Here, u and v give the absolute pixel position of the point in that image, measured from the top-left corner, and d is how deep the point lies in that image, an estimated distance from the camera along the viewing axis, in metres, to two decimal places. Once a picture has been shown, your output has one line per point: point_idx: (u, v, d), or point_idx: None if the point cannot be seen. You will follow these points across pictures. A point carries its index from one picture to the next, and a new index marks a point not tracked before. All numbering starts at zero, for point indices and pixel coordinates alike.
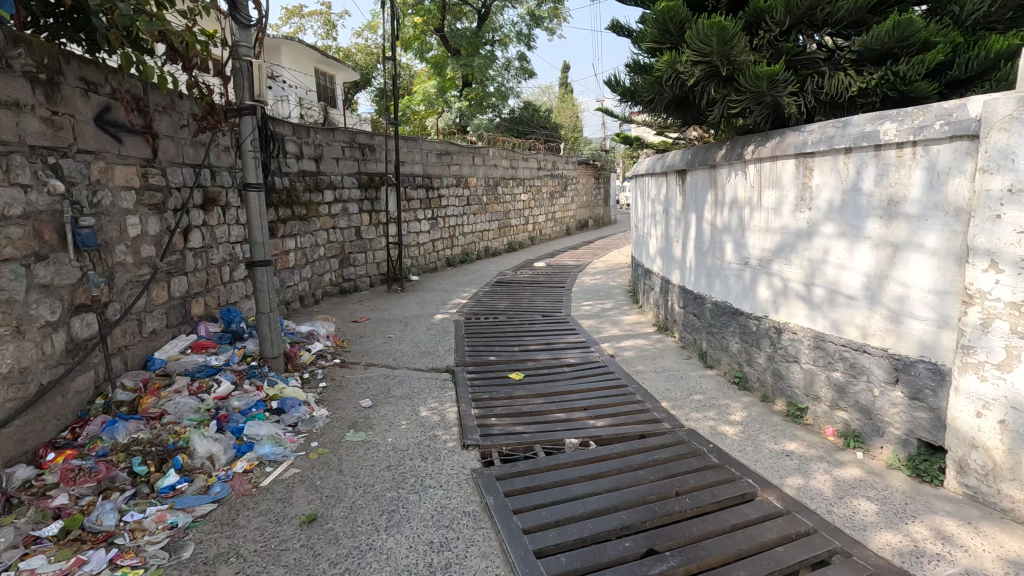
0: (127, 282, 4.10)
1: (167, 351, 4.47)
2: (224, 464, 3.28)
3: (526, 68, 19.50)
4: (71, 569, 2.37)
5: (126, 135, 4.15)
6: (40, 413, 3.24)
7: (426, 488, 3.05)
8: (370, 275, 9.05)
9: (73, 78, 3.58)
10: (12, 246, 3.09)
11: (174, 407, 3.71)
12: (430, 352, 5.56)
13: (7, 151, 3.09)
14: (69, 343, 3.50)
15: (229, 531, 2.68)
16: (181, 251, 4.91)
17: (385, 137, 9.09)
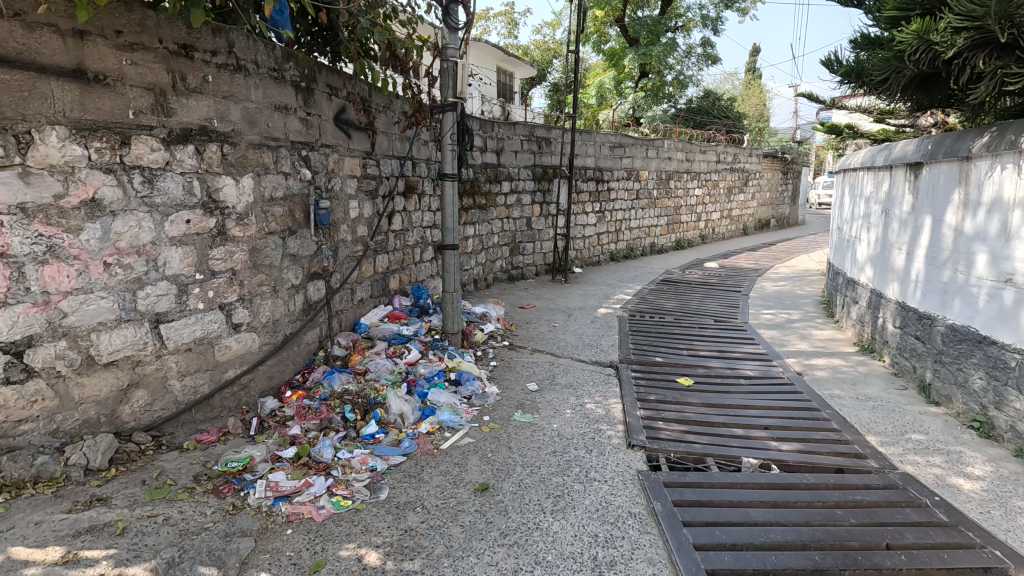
0: (347, 257, 4.84)
1: (371, 318, 5.18)
2: (412, 423, 3.69)
3: (710, 53, 18.13)
4: (302, 487, 2.88)
5: (354, 132, 4.87)
6: (283, 357, 4.02)
7: (591, 480, 3.05)
8: (537, 264, 9.36)
9: (323, 85, 4.31)
10: (275, 221, 3.86)
11: (375, 366, 4.28)
12: (594, 345, 5.55)
13: (277, 146, 3.84)
14: (306, 304, 4.25)
15: (416, 483, 3.01)
16: (386, 232, 5.63)
17: (562, 130, 9.27)
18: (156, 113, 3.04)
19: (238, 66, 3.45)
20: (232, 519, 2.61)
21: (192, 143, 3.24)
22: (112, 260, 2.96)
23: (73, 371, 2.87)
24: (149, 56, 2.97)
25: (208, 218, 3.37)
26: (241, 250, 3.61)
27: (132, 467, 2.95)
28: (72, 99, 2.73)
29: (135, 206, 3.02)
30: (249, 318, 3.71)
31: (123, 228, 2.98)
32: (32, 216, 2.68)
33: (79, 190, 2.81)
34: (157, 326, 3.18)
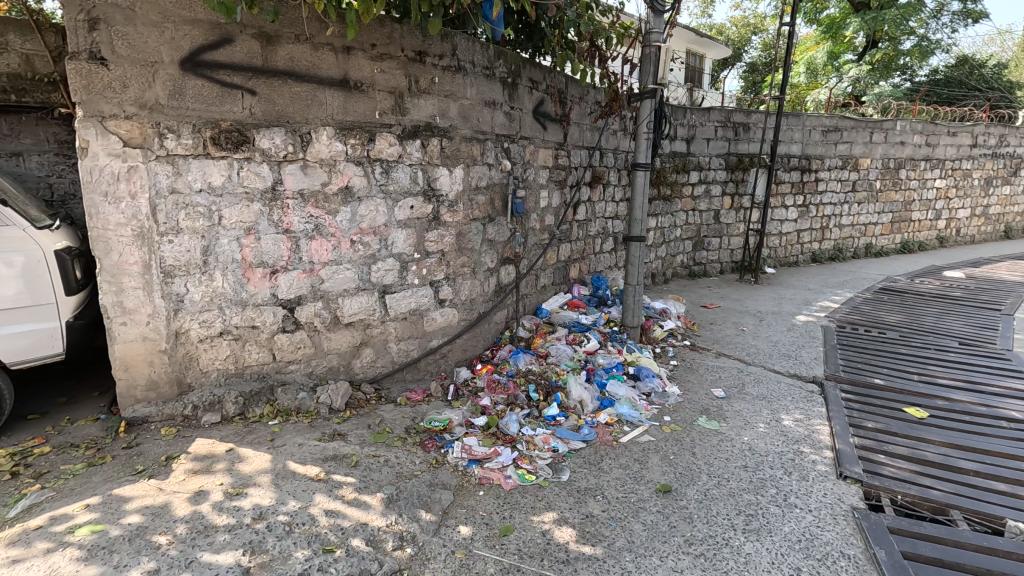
0: (535, 244, 5.05)
1: (552, 304, 5.34)
2: (591, 412, 3.72)
3: (971, 9, 14.45)
4: (491, 455, 3.12)
5: (551, 123, 5.03)
6: (476, 333, 4.39)
7: (791, 505, 2.72)
8: (721, 261, 8.64)
9: (526, 79, 4.54)
10: (478, 209, 4.20)
11: (556, 351, 4.41)
12: (792, 356, 4.93)
13: (485, 139, 4.15)
14: (497, 286, 4.56)
15: (596, 471, 3.04)
16: (571, 222, 5.73)
17: (764, 114, 8.35)
18: (395, 112, 3.54)
19: (459, 67, 3.82)
20: (436, 471, 2.94)
21: (420, 138, 3.68)
22: (357, 238, 3.55)
23: (324, 326, 3.55)
24: (393, 64, 3.46)
25: (427, 205, 3.81)
26: (450, 233, 4.01)
27: (361, 412, 3.51)
28: (339, 104, 3.32)
29: (375, 193, 3.56)
30: (452, 295, 4.12)
31: (366, 212, 3.54)
32: (307, 200, 3.34)
33: (338, 179, 3.41)
34: (383, 297, 3.74)
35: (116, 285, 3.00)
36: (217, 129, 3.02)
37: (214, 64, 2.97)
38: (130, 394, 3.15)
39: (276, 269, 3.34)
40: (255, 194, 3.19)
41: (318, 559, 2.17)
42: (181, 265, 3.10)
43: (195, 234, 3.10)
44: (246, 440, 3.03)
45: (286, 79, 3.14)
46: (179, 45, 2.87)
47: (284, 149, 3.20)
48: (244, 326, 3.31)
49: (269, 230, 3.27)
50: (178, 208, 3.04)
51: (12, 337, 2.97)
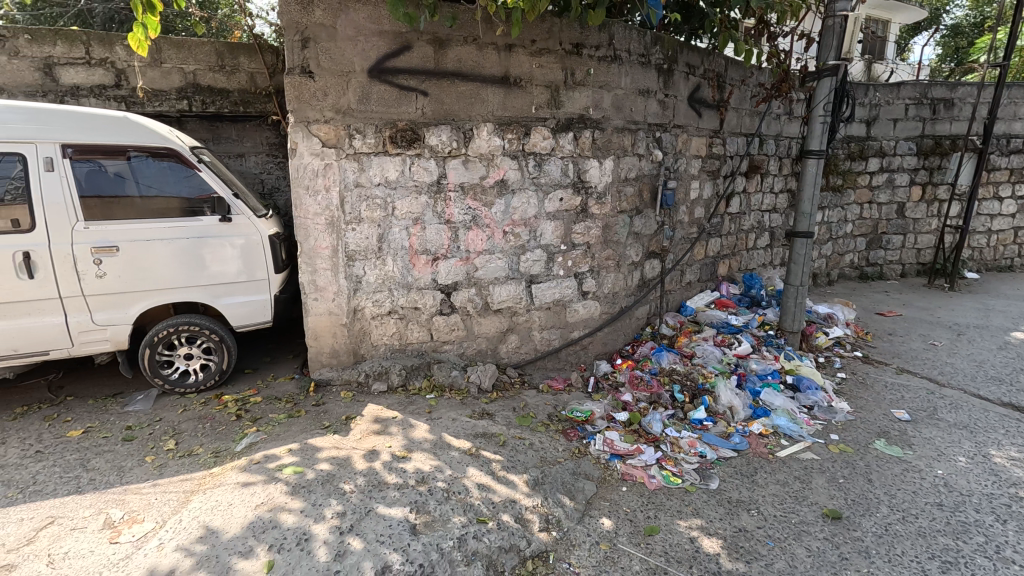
0: (683, 238, 4.81)
1: (697, 302, 5.05)
2: (742, 420, 3.46)
3: None
4: (634, 452, 3.07)
5: (707, 110, 4.72)
6: (618, 327, 4.32)
7: (1005, 560, 2.27)
8: (904, 263, 7.41)
9: (683, 64, 4.30)
10: (626, 201, 4.11)
11: (702, 352, 4.16)
12: (1005, 381, 4.06)
13: (636, 129, 4.03)
14: (641, 281, 4.43)
15: (750, 484, 2.83)
16: (722, 215, 5.34)
17: (975, 86, 6.91)
18: (550, 106, 3.61)
19: (615, 57, 3.76)
20: (578, 461, 2.98)
21: (572, 130, 3.71)
22: (509, 229, 3.71)
23: (475, 312, 3.78)
24: (551, 58, 3.54)
25: (576, 197, 3.84)
26: (597, 226, 3.99)
27: (506, 395, 3.69)
28: (498, 101, 3.48)
29: (528, 185, 3.68)
30: (596, 288, 4.11)
31: (518, 204, 3.68)
32: (466, 192, 3.57)
33: (494, 172, 3.58)
34: (530, 286, 3.86)
35: (312, 266, 3.51)
36: (395, 129, 3.36)
37: (395, 70, 3.29)
38: (318, 360, 3.69)
39: (437, 257, 3.63)
40: (423, 187, 3.50)
41: (473, 527, 2.33)
42: (361, 250, 3.53)
43: (373, 223, 3.50)
44: (408, 410, 3.36)
45: (453, 80, 3.38)
46: (368, 55, 3.24)
47: (449, 145, 3.45)
48: (407, 307, 3.67)
49: (433, 221, 3.57)
50: (361, 201, 3.45)
51: (237, 304, 3.68)
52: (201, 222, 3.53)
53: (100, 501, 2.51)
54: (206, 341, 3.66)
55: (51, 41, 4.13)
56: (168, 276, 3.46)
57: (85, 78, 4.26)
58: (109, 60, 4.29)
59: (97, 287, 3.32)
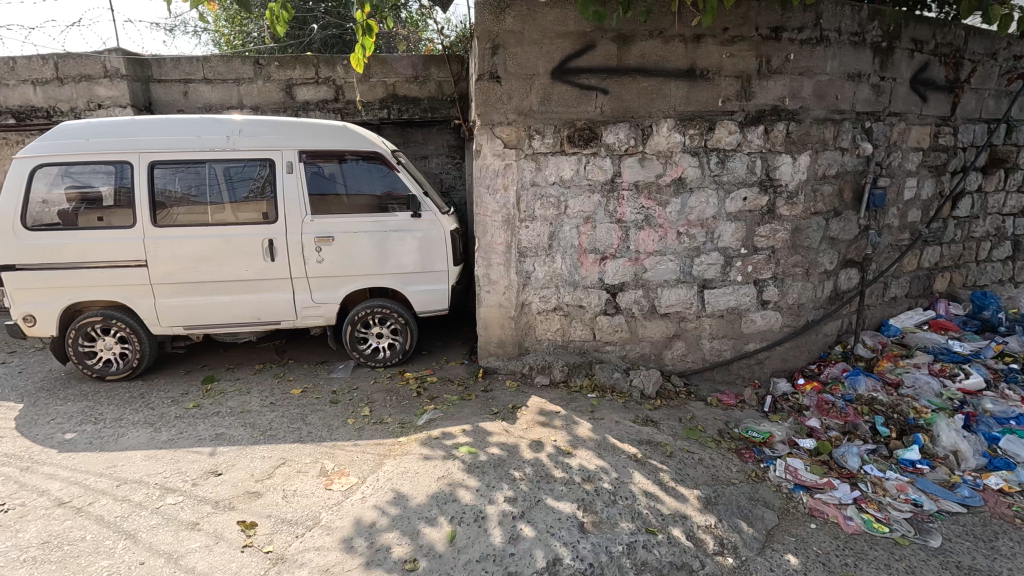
0: (892, 245, 4.09)
1: (904, 321, 4.25)
2: (972, 470, 2.84)
3: None
4: (824, 486, 2.70)
5: (935, 93, 3.93)
6: (801, 343, 3.85)
7: None
8: None
9: (907, 40, 3.65)
10: (823, 201, 3.62)
11: (913, 381, 3.50)
12: None
13: (841, 119, 3.52)
14: (833, 293, 3.87)
15: (988, 550, 2.33)
16: (946, 219, 4.40)
17: None
18: (739, 98, 3.36)
19: (821, 38, 3.35)
20: (756, 486, 2.71)
21: (763, 123, 3.40)
22: (683, 229, 3.53)
23: (641, 314, 3.68)
24: (745, 46, 3.29)
25: (762, 196, 3.50)
26: (786, 228, 3.59)
27: (670, 403, 3.53)
28: (681, 95, 3.34)
29: (708, 183, 3.46)
30: (778, 297, 3.71)
31: (695, 204, 3.49)
32: (640, 191, 3.48)
33: (673, 170, 3.44)
34: (702, 291, 3.64)
35: (487, 260, 3.70)
36: (573, 128, 3.41)
37: (577, 70, 3.34)
38: (486, 348, 3.90)
39: (606, 256, 3.61)
40: (597, 186, 3.50)
41: (642, 536, 2.27)
42: (532, 247, 3.64)
43: (546, 221, 3.59)
44: (571, 407, 3.40)
45: (635, 76, 3.32)
46: (552, 57, 3.33)
47: (626, 143, 3.39)
48: (573, 305, 3.71)
49: (604, 220, 3.55)
50: (536, 199, 3.56)
51: (421, 292, 4.08)
52: (398, 217, 3.98)
53: (317, 452, 2.97)
54: (394, 323, 4.12)
55: (291, 66, 4.99)
56: (369, 263, 3.97)
57: (313, 95, 5.08)
58: (331, 78, 5.06)
59: (317, 271, 3.94)
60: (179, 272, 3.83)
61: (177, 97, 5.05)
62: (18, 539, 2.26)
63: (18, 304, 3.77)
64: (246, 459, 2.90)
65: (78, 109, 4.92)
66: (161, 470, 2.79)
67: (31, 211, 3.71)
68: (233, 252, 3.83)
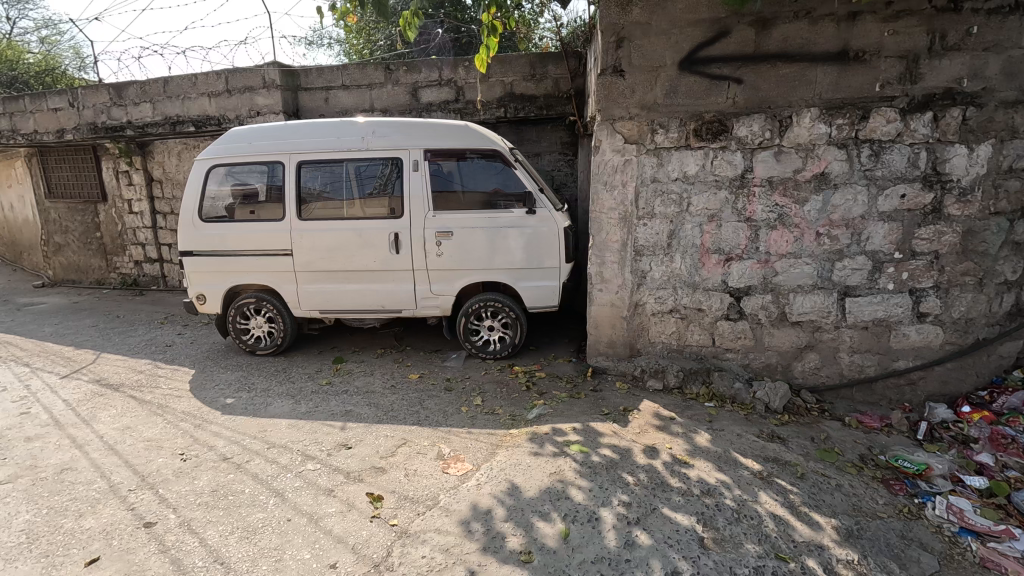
0: None
1: None
2: None
3: None
4: (1000, 534, 2.30)
5: None
6: (967, 364, 3.28)
7: None
8: None
9: None
10: (1007, 199, 3.05)
11: None
12: None
13: None
14: (1013, 308, 3.21)
15: None
16: None
17: None
18: (903, 82, 2.96)
19: (1015, 6, 2.83)
20: (909, 524, 2.38)
21: (932, 109, 2.96)
22: (824, 230, 3.21)
23: (769, 321, 3.41)
24: (913, 21, 2.89)
25: (925, 194, 3.05)
26: (955, 231, 3.09)
27: (801, 420, 3.21)
28: (830, 81, 3.03)
29: (857, 179, 3.11)
30: (940, 310, 3.21)
31: (840, 201, 3.15)
32: (775, 188, 3.23)
33: (815, 164, 3.14)
34: (843, 298, 3.27)
35: (601, 258, 3.62)
36: (700, 121, 3.24)
37: (708, 59, 3.15)
38: (596, 348, 3.83)
39: (731, 257, 3.38)
40: (724, 182, 3.29)
41: (771, 562, 2.09)
42: (650, 246, 3.51)
43: (666, 219, 3.45)
44: (686, 414, 3.24)
45: (775, 63, 3.08)
46: (681, 47, 3.17)
47: (761, 135, 3.16)
48: (691, 307, 3.53)
49: (731, 218, 3.33)
50: (657, 196, 3.43)
51: (533, 288, 4.13)
52: (513, 213, 4.05)
53: (434, 436, 3.13)
54: (505, 317, 4.22)
55: (418, 70, 5.30)
56: (484, 258, 4.10)
57: (436, 96, 5.35)
58: (453, 80, 5.29)
59: (436, 264, 4.15)
60: (317, 261, 4.24)
61: (319, 103, 5.59)
62: (194, 485, 2.65)
63: (194, 285, 4.44)
64: (372, 436, 3.14)
65: (241, 117, 5.65)
66: (302, 439, 3.12)
67: (205, 205, 4.32)
68: (363, 244, 4.16)
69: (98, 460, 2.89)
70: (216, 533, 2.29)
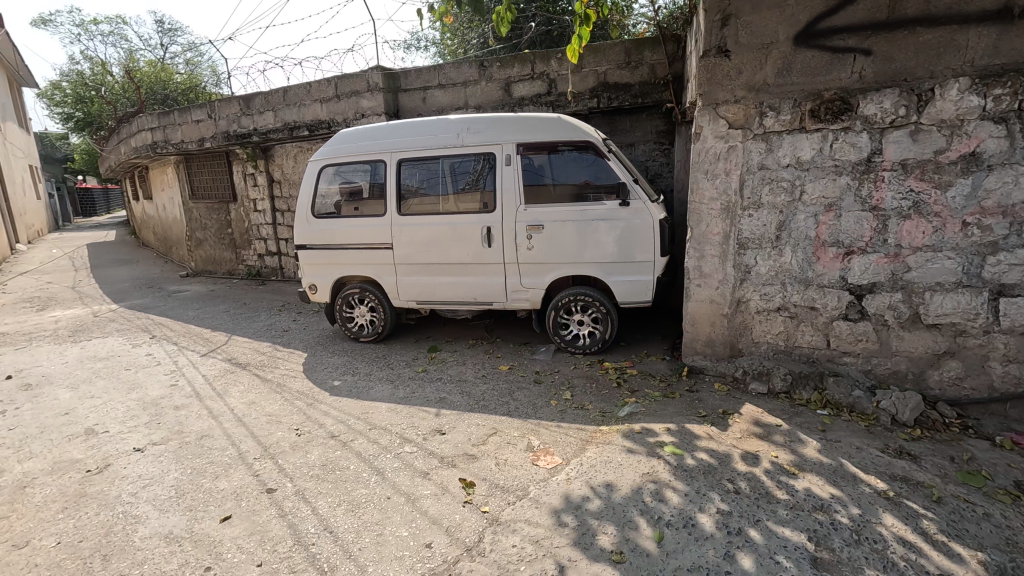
0: None
1: None
2: None
3: None
4: None
5: None
6: None
7: None
8: None
9: None
10: None
11: None
12: None
13: None
14: None
15: None
16: None
17: None
18: None
19: None
20: None
21: None
22: (971, 219, 2.78)
23: (898, 323, 3.02)
24: None
25: None
26: None
27: (937, 437, 2.79)
28: (986, 45, 2.60)
29: (1019, 158, 2.64)
30: None
31: (994, 185, 2.71)
32: (909, 171, 2.85)
33: (962, 143, 2.72)
34: (996, 298, 2.81)
35: (700, 251, 3.43)
36: (818, 100, 2.95)
37: (830, 31, 2.85)
38: (692, 346, 3.64)
39: (852, 250, 3.04)
40: (846, 167, 2.97)
41: None
42: (755, 238, 3.26)
43: (775, 209, 3.18)
44: (795, 422, 2.97)
45: (914, 29, 2.70)
46: (797, 19, 2.90)
47: (893, 113, 2.80)
48: (802, 305, 3.23)
49: (853, 207, 3.00)
50: (764, 184, 3.17)
51: (625, 282, 4.01)
52: (606, 205, 3.96)
53: (524, 427, 3.16)
54: (595, 312, 4.14)
55: (511, 65, 5.35)
56: (575, 252, 4.05)
57: (529, 90, 5.37)
58: (546, 72, 5.27)
59: (526, 257, 4.17)
60: (415, 255, 4.45)
61: (418, 103, 5.84)
62: (307, 458, 2.90)
63: (307, 275, 4.85)
64: (464, 423, 3.25)
65: (348, 120, 6.07)
66: (400, 422, 3.30)
67: (317, 202, 4.69)
68: (457, 238, 4.29)
69: (230, 430, 3.26)
70: (326, 503, 2.49)
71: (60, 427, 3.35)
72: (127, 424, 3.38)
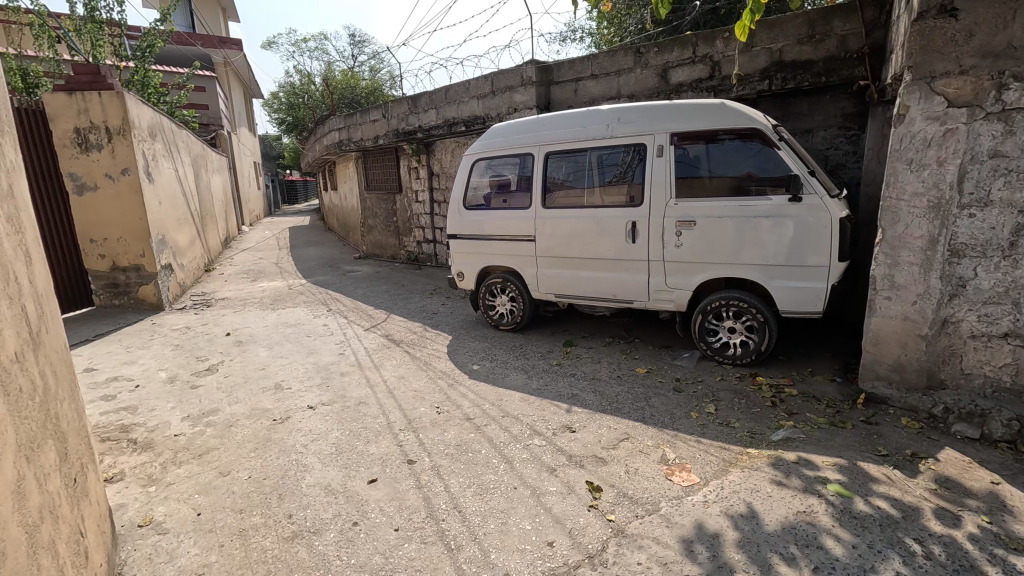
0: None
1: None
2: None
3: None
4: None
5: None
6: None
7: None
8: None
9: None
10: None
11: None
12: None
13: None
14: None
15: None
16: None
17: None
18: None
19: None
20: None
21: None
22: None
23: None
24: None
25: None
26: None
27: None
28: None
29: None
30: None
31: None
32: None
33: None
34: None
35: (894, 258, 2.85)
36: None
37: None
38: (873, 370, 3.06)
39: None
40: None
41: None
42: (976, 245, 2.62)
43: (1011, 208, 2.52)
44: (1020, 482, 2.32)
45: None
46: None
47: None
48: None
49: None
50: (997, 176, 2.53)
51: (791, 289, 3.51)
52: (772, 201, 3.51)
53: (659, 437, 2.96)
54: (750, 320, 3.71)
55: (669, 49, 5.02)
56: (730, 251, 3.67)
57: (688, 75, 4.98)
58: (709, 55, 4.84)
59: (674, 255, 3.89)
60: (556, 247, 4.44)
61: (569, 95, 5.80)
62: (444, 436, 3.09)
63: (456, 263, 5.16)
64: (595, 424, 3.16)
65: (501, 114, 6.28)
66: (531, 413, 3.33)
67: (468, 194, 4.95)
68: (600, 232, 4.17)
69: (382, 400, 3.62)
70: (457, 482, 2.62)
71: (258, 380, 4.05)
72: (305, 384, 3.95)
